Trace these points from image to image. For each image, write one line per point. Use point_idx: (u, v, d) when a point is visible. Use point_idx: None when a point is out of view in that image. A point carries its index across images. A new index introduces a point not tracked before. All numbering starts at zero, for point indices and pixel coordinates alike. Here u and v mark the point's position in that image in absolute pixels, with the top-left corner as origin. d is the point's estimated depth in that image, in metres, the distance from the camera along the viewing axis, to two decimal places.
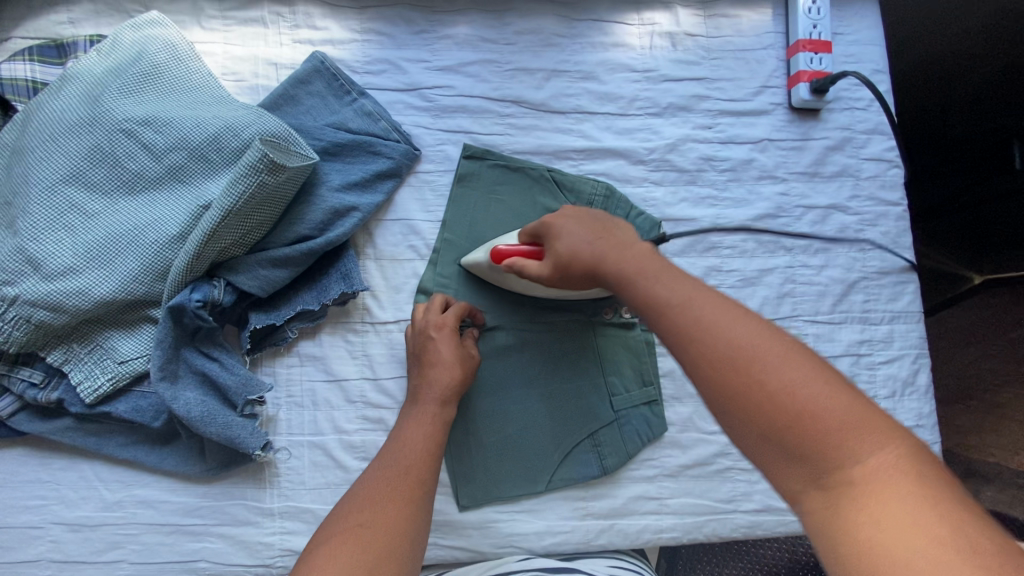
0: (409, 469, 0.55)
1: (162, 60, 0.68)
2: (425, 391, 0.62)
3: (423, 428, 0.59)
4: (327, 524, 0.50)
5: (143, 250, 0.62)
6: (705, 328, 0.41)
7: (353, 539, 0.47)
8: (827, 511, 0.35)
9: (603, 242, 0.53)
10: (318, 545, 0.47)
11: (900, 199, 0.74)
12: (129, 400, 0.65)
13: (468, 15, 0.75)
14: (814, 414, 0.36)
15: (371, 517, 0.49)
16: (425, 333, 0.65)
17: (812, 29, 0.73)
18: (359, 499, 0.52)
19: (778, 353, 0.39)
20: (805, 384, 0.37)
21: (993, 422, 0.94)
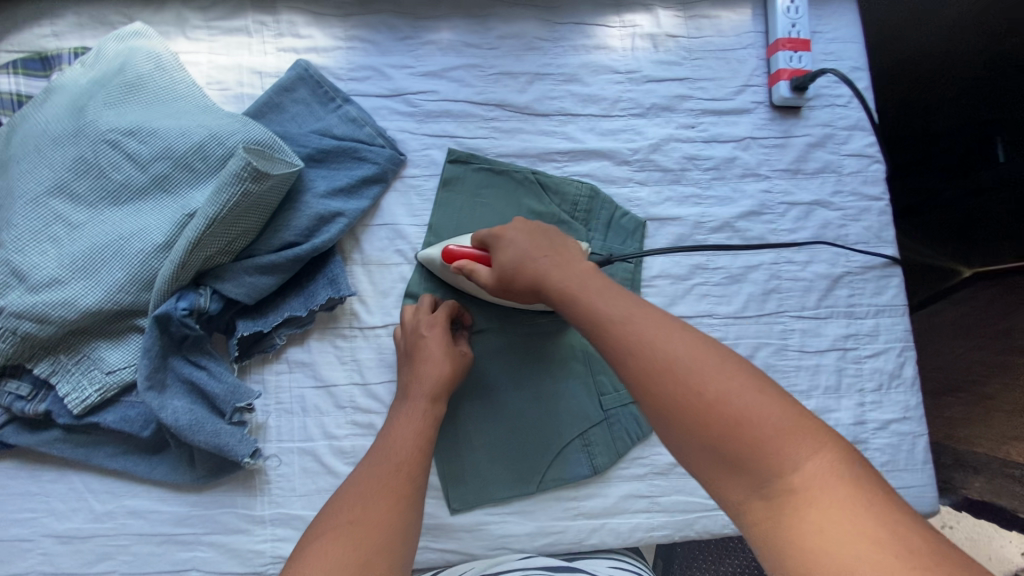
0: (399, 466, 0.57)
1: (145, 71, 0.68)
2: (415, 386, 0.63)
3: (413, 422, 0.61)
4: (319, 520, 0.52)
5: (129, 260, 0.63)
6: (651, 353, 0.46)
7: (343, 537, 0.49)
8: (770, 517, 0.39)
9: (552, 256, 0.57)
10: (310, 542, 0.50)
11: (883, 194, 0.75)
12: (117, 410, 0.65)
13: (451, 20, 0.76)
14: (750, 426, 0.41)
15: (360, 514, 0.51)
16: (417, 333, 0.65)
17: (790, 28, 0.74)
18: (350, 497, 0.54)
19: (716, 371, 0.44)
20: (739, 397, 0.43)
21: (982, 415, 0.88)
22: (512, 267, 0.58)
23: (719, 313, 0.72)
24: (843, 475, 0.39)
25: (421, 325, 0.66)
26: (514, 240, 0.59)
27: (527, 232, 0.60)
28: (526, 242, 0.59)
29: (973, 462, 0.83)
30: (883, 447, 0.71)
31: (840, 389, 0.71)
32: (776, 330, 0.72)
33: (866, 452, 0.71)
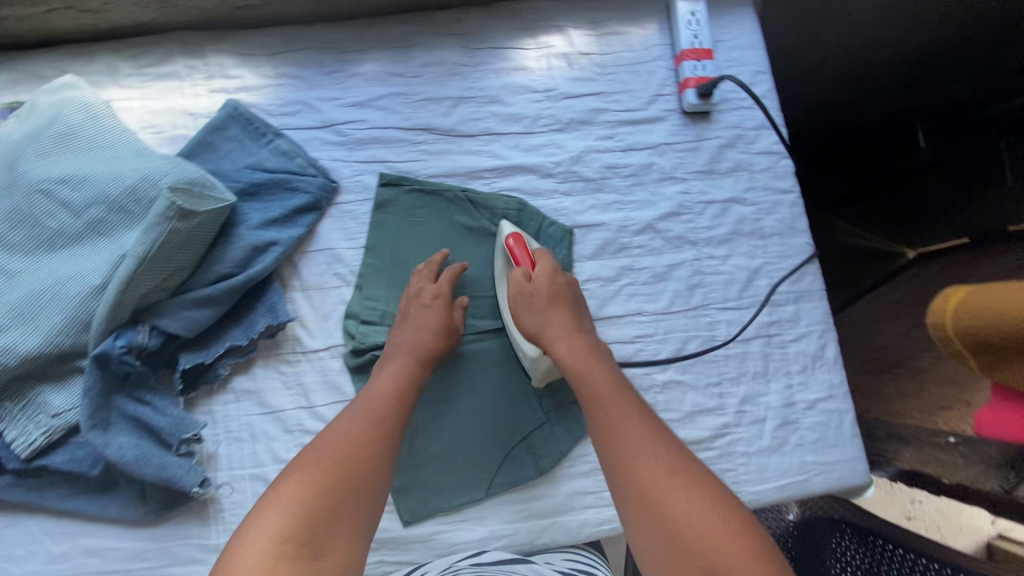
0: (380, 420, 0.61)
1: (77, 120, 0.71)
2: (403, 349, 0.68)
3: (398, 381, 0.64)
4: (301, 456, 0.57)
5: (67, 303, 0.64)
6: (656, 457, 0.54)
7: (322, 475, 0.54)
8: None
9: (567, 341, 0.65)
10: (289, 476, 0.54)
11: (792, 187, 0.80)
12: (66, 451, 0.67)
13: (375, 52, 0.80)
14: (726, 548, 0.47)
15: (342, 458, 0.56)
16: (419, 300, 0.71)
17: (693, 40, 0.80)
18: (332, 439, 0.57)
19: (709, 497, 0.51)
20: (721, 525, 0.49)
21: (919, 389, 0.93)
22: (536, 313, 0.67)
23: (648, 310, 0.76)
24: None
25: (425, 292, 0.71)
26: (549, 284, 0.68)
27: (565, 287, 0.69)
28: (556, 299, 0.68)
29: (904, 433, 0.89)
30: (813, 425, 0.74)
31: (768, 373, 0.75)
32: (703, 322, 0.76)
33: (798, 432, 0.74)
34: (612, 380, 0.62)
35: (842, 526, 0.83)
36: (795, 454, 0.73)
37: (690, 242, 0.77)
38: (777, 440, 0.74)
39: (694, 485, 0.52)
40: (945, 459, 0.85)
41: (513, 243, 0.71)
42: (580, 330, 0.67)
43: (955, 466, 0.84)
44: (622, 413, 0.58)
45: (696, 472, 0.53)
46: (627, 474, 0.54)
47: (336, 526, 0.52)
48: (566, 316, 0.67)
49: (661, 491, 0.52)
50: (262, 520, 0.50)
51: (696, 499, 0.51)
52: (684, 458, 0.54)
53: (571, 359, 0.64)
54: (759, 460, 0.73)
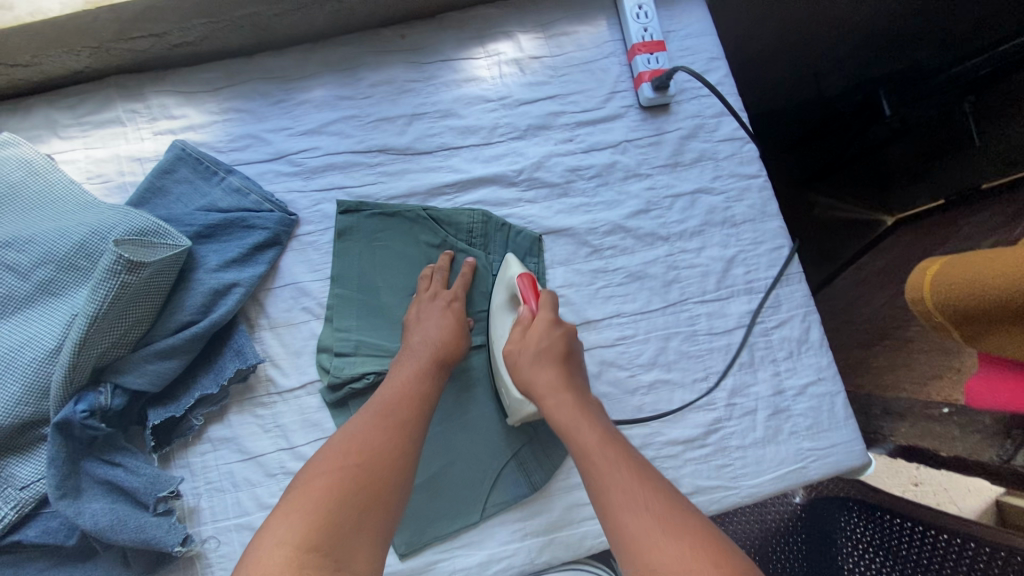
0: (401, 421, 0.58)
1: (17, 179, 0.68)
2: (422, 349, 0.65)
3: (416, 380, 0.62)
4: (318, 457, 0.54)
5: (22, 371, 0.61)
6: (649, 521, 0.48)
7: (347, 477, 0.51)
8: None
9: (557, 395, 0.61)
10: (309, 479, 0.51)
11: (758, 171, 0.79)
12: (39, 524, 0.62)
13: (322, 77, 0.78)
14: None
15: (367, 460, 0.53)
16: (434, 302, 0.70)
17: (643, 33, 0.79)
18: (352, 439, 0.55)
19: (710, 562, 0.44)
20: None
21: (906, 359, 0.89)
22: (525, 369, 0.63)
23: (627, 311, 0.74)
24: None
25: (440, 297, 0.70)
26: (542, 335, 0.64)
27: (560, 339, 0.64)
28: (544, 356, 0.63)
29: (899, 408, 0.86)
30: (806, 411, 0.73)
31: (755, 362, 0.74)
32: (683, 318, 0.74)
33: (791, 419, 0.73)
34: (602, 434, 0.57)
35: (849, 502, 0.83)
36: (791, 442, 0.72)
37: (662, 238, 0.76)
38: (771, 430, 0.72)
39: (690, 542, 0.46)
40: (941, 431, 0.79)
41: (522, 282, 0.67)
42: (571, 384, 0.62)
43: (951, 437, 0.78)
44: (609, 467, 0.53)
45: (693, 525, 0.47)
46: (619, 538, 0.48)
47: (362, 532, 0.49)
48: (557, 371, 0.62)
49: (652, 550, 0.46)
50: (285, 527, 0.47)
51: (688, 557, 0.44)
52: (679, 511, 0.48)
53: (558, 416, 0.60)
54: (755, 453, 0.71)
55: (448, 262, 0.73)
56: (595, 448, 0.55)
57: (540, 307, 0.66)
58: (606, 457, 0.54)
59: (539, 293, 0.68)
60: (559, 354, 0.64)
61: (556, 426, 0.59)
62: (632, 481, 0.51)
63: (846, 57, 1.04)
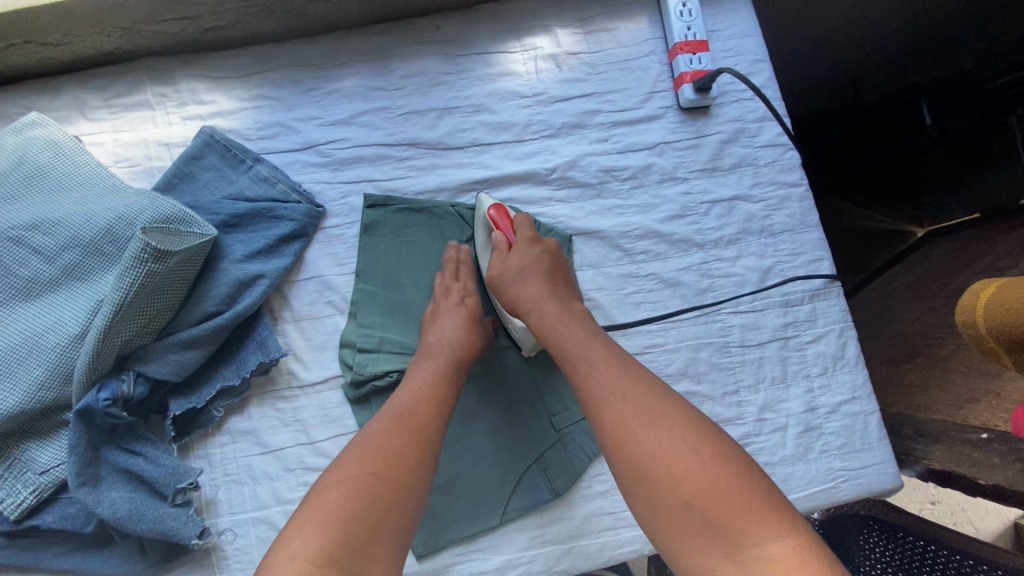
0: (419, 426, 0.55)
1: (46, 160, 0.67)
2: (437, 349, 0.63)
3: (434, 380, 0.60)
4: (334, 466, 0.52)
5: (46, 355, 0.61)
6: (626, 414, 0.48)
7: (362, 489, 0.49)
8: None
9: (538, 303, 0.60)
10: (323, 492, 0.49)
11: (799, 179, 0.76)
12: (57, 509, 0.62)
13: (353, 66, 0.76)
14: (705, 501, 0.43)
15: (383, 469, 0.50)
16: (442, 300, 0.68)
17: (686, 31, 0.76)
18: (367, 447, 0.52)
19: (687, 445, 0.46)
20: (699, 473, 0.44)
21: (939, 379, 0.90)
22: (510, 288, 0.62)
23: (657, 318, 0.72)
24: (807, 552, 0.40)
25: (453, 292, 0.68)
26: (522, 256, 0.63)
27: (540, 256, 0.63)
28: (528, 271, 0.62)
29: (934, 430, 0.81)
30: (838, 430, 0.71)
31: (787, 378, 0.72)
32: (715, 329, 0.72)
33: (822, 437, 0.71)
34: (584, 334, 0.57)
35: (869, 521, 0.80)
36: (821, 462, 0.70)
37: (696, 245, 0.74)
38: (801, 448, 0.70)
39: (667, 423, 0.47)
40: (979, 457, 0.73)
41: (495, 212, 0.67)
42: (555, 292, 0.61)
43: (990, 464, 0.71)
44: (590, 364, 0.53)
45: (672, 409, 0.49)
46: (598, 427, 0.50)
47: (377, 547, 0.47)
48: (541, 282, 0.61)
49: (631, 435, 0.47)
50: (297, 548, 0.45)
51: (668, 439, 0.46)
52: (657, 397, 0.50)
53: (541, 324, 0.59)
54: (784, 470, 0.69)
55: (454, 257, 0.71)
56: (574, 359, 0.55)
57: (516, 232, 0.66)
58: (585, 366, 0.53)
59: (514, 219, 0.67)
60: (543, 268, 0.62)
61: (540, 335, 0.59)
62: (612, 375, 0.52)
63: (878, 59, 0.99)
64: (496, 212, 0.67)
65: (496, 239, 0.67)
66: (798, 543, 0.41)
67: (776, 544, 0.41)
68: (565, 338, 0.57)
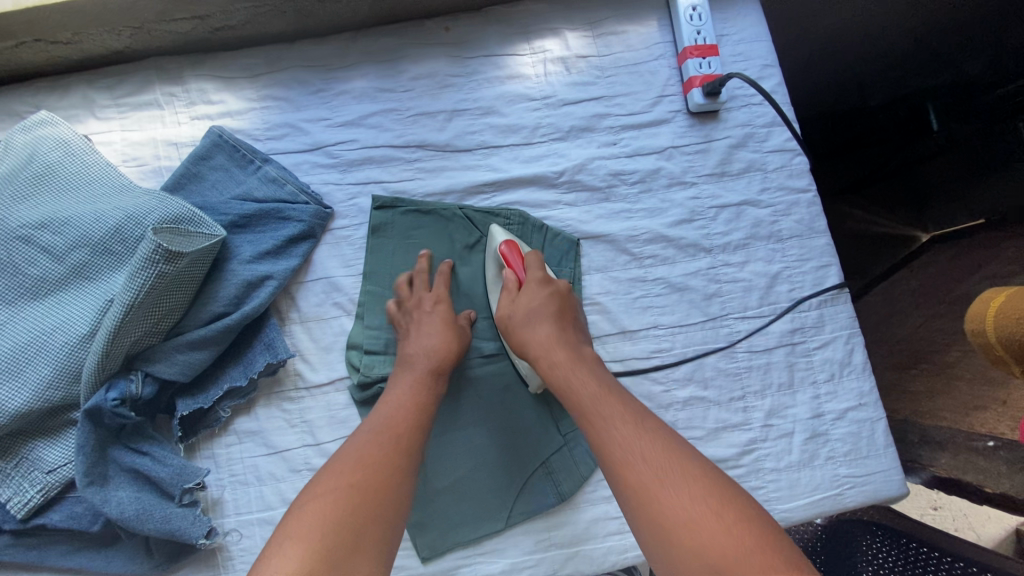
0: (400, 433, 0.56)
1: (55, 159, 0.67)
2: (417, 359, 0.63)
3: (416, 392, 0.60)
4: (316, 480, 0.52)
5: (54, 355, 0.61)
6: (646, 476, 0.49)
7: (342, 501, 0.49)
8: None
9: (552, 350, 0.61)
10: (304, 504, 0.49)
11: (808, 185, 0.76)
12: (64, 508, 0.62)
13: (363, 68, 0.76)
14: (729, 565, 0.42)
15: (360, 480, 0.51)
16: (421, 308, 0.68)
17: (696, 35, 0.76)
18: (347, 459, 0.53)
19: (708, 509, 0.46)
20: (721, 538, 0.44)
21: (942, 386, 0.90)
22: (519, 330, 0.63)
23: (664, 323, 0.72)
24: None
25: (425, 301, 0.68)
26: (532, 296, 0.64)
27: (551, 298, 0.64)
28: (538, 314, 0.63)
29: (938, 437, 0.82)
30: (844, 436, 0.71)
31: (794, 384, 0.72)
32: (723, 334, 0.72)
33: (828, 444, 0.71)
34: (600, 387, 0.57)
35: (872, 527, 0.80)
36: (826, 468, 0.70)
37: (704, 250, 0.74)
38: (807, 454, 0.70)
39: (688, 486, 0.48)
40: (986, 466, 0.75)
41: (506, 248, 0.67)
42: (568, 339, 0.62)
43: (997, 472, 0.74)
44: (609, 420, 0.54)
45: (693, 470, 0.49)
46: (620, 488, 0.50)
47: (360, 554, 0.46)
48: (554, 328, 0.62)
49: (652, 498, 0.47)
50: (280, 556, 0.45)
51: (690, 503, 0.46)
52: (677, 458, 0.50)
53: (554, 373, 0.59)
54: (790, 476, 0.69)
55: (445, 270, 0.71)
56: (591, 415, 0.55)
57: (526, 270, 0.66)
58: (603, 424, 0.54)
59: (526, 256, 0.67)
60: (553, 312, 0.63)
61: (552, 382, 0.59)
62: (631, 433, 0.52)
63: (883, 66, 0.98)
64: (505, 246, 0.68)
65: (507, 277, 0.67)
66: None
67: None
68: (580, 391, 0.57)
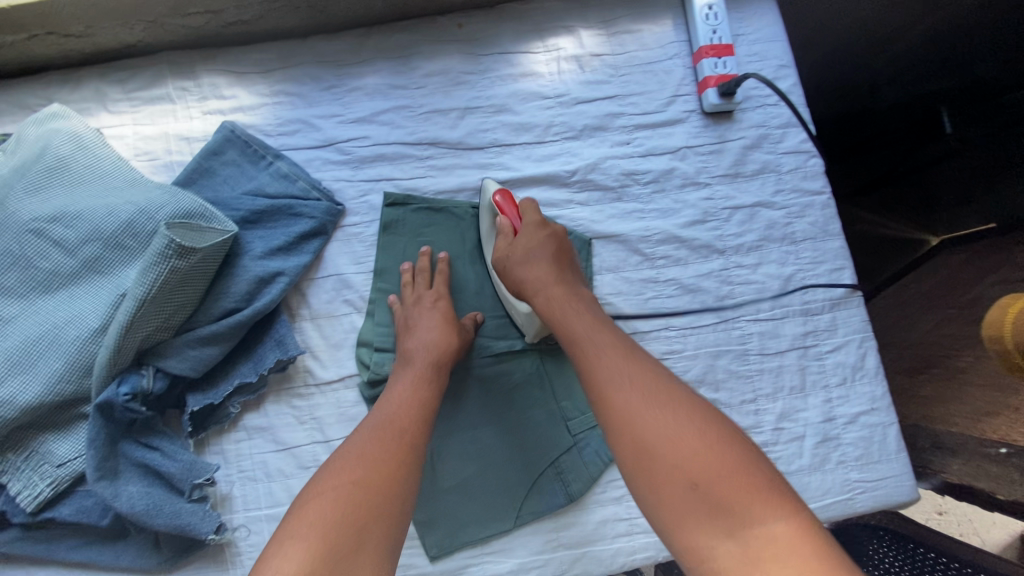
0: (402, 429, 0.55)
1: (66, 152, 0.66)
2: (416, 355, 0.63)
3: (416, 388, 0.60)
4: (317, 478, 0.51)
5: (65, 348, 0.61)
6: (632, 397, 0.48)
7: (342, 499, 0.48)
8: (736, 563, 0.40)
9: (545, 286, 0.60)
10: (305, 505, 0.48)
11: (822, 187, 0.76)
12: (73, 502, 0.62)
13: (375, 64, 0.76)
14: (708, 480, 0.43)
15: (361, 477, 0.50)
16: (420, 307, 0.68)
17: (712, 35, 0.75)
18: (347, 458, 0.52)
19: (691, 428, 0.46)
20: (703, 456, 0.44)
21: (955, 391, 0.87)
22: (516, 271, 0.63)
23: (676, 324, 0.72)
24: (812, 535, 0.40)
25: (425, 299, 0.68)
26: (530, 239, 0.64)
27: (548, 240, 0.63)
28: (534, 255, 0.63)
29: (950, 443, 0.82)
30: (856, 441, 0.70)
31: (806, 388, 0.71)
32: (735, 336, 0.72)
33: (840, 448, 0.70)
34: (590, 320, 0.57)
35: (879, 531, 0.79)
36: (838, 472, 0.69)
37: (717, 251, 0.73)
38: (818, 458, 0.69)
39: (673, 407, 0.47)
40: (998, 471, 0.74)
41: (501, 197, 0.67)
42: (563, 279, 0.62)
43: (1010, 479, 0.73)
44: (598, 348, 0.53)
45: (679, 395, 0.48)
46: (603, 409, 0.49)
47: (361, 551, 0.46)
48: (550, 266, 0.62)
49: (636, 416, 0.47)
50: (281, 557, 0.44)
51: (674, 422, 0.46)
52: (662, 381, 0.49)
53: (547, 308, 0.59)
54: (800, 480, 0.69)
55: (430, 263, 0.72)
56: (580, 343, 0.54)
57: (522, 218, 0.66)
58: (591, 351, 0.53)
59: (520, 204, 0.67)
60: (551, 252, 0.63)
61: (544, 316, 0.59)
62: (620, 359, 0.52)
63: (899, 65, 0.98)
64: (502, 200, 0.67)
65: (501, 224, 0.67)
66: (802, 525, 0.40)
67: (780, 525, 0.40)
68: (571, 323, 0.57)
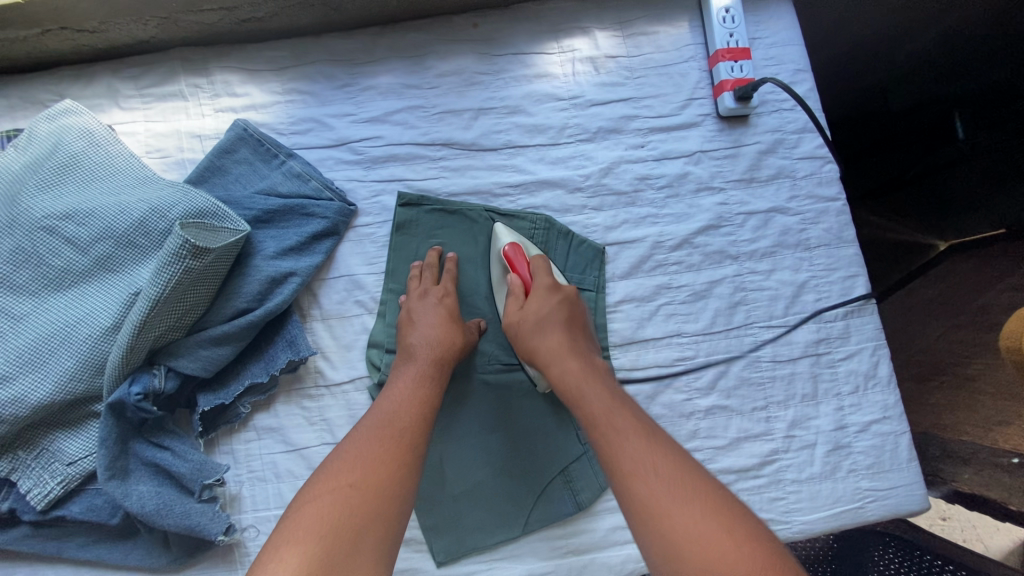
0: (402, 428, 0.55)
1: (79, 149, 0.66)
2: (419, 351, 0.63)
3: (416, 386, 0.59)
4: (315, 478, 0.51)
5: (77, 347, 0.60)
6: (657, 492, 0.47)
7: (341, 501, 0.48)
8: None
9: (562, 357, 0.60)
10: (303, 507, 0.48)
11: (837, 194, 0.75)
12: (83, 500, 0.62)
13: (389, 63, 0.75)
14: None
15: (360, 479, 0.50)
16: (427, 294, 0.67)
17: (729, 38, 0.75)
18: (344, 459, 0.52)
19: (720, 528, 0.44)
20: (735, 558, 0.42)
21: (966, 401, 0.90)
22: (529, 337, 0.62)
23: (688, 330, 0.71)
24: None
25: (430, 293, 0.67)
26: (541, 303, 0.63)
27: (558, 305, 0.63)
28: (548, 321, 0.62)
29: (960, 451, 0.82)
30: (867, 450, 0.70)
31: (818, 395, 0.71)
32: (747, 342, 0.71)
33: (851, 457, 0.70)
34: (609, 397, 0.56)
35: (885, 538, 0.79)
36: (848, 481, 0.69)
37: (730, 257, 0.73)
38: (828, 467, 0.69)
39: (699, 503, 0.46)
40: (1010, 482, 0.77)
41: (511, 250, 0.67)
42: (578, 349, 0.61)
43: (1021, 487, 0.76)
44: (619, 433, 0.52)
45: (705, 489, 0.47)
46: (628, 503, 0.48)
47: (360, 551, 0.45)
48: (565, 336, 0.61)
49: (663, 514, 0.46)
50: (278, 560, 0.44)
51: (702, 520, 0.45)
52: (687, 473, 0.48)
53: (564, 380, 0.59)
54: (811, 488, 0.68)
55: (435, 259, 0.71)
56: (601, 425, 0.53)
57: (533, 276, 0.66)
58: (612, 435, 0.52)
59: (531, 259, 0.67)
60: (564, 318, 0.63)
61: (563, 391, 0.59)
62: (643, 447, 0.51)
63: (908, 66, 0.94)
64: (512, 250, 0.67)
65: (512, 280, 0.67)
66: None
67: None
68: (591, 403, 0.56)
